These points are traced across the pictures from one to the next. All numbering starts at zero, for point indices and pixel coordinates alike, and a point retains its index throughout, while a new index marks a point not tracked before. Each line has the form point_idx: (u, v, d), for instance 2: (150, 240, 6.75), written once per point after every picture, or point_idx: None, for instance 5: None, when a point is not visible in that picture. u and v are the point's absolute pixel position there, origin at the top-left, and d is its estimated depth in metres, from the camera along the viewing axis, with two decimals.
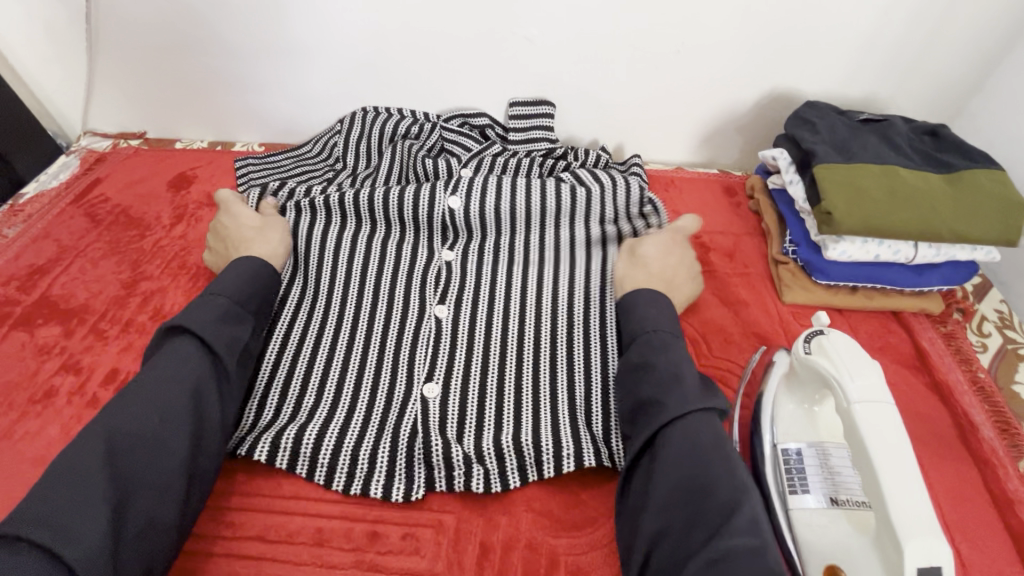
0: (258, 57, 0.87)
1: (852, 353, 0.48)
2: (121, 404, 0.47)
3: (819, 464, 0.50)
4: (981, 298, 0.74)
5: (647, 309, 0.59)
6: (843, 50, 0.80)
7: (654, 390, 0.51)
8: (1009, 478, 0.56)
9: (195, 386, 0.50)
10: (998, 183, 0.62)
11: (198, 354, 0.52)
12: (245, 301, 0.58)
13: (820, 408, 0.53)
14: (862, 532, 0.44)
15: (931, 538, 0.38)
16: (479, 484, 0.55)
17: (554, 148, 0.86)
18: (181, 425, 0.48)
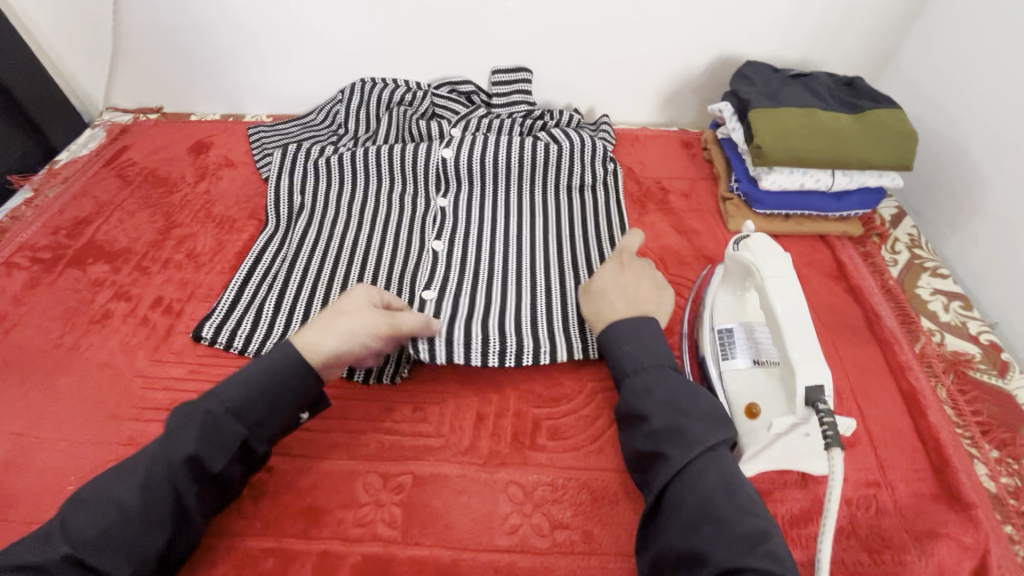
0: (265, 35, 0.97)
1: (769, 249, 0.61)
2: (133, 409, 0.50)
3: (746, 336, 0.63)
4: (896, 224, 0.88)
5: (624, 348, 0.56)
6: (778, 17, 0.92)
7: (646, 429, 0.51)
8: (905, 354, 0.69)
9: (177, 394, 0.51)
10: (896, 119, 0.75)
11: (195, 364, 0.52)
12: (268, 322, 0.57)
13: (749, 296, 0.66)
14: (771, 376, 0.58)
15: (817, 365, 0.51)
16: (473, 359, 0.65)
17: (533, 109, 0.97)
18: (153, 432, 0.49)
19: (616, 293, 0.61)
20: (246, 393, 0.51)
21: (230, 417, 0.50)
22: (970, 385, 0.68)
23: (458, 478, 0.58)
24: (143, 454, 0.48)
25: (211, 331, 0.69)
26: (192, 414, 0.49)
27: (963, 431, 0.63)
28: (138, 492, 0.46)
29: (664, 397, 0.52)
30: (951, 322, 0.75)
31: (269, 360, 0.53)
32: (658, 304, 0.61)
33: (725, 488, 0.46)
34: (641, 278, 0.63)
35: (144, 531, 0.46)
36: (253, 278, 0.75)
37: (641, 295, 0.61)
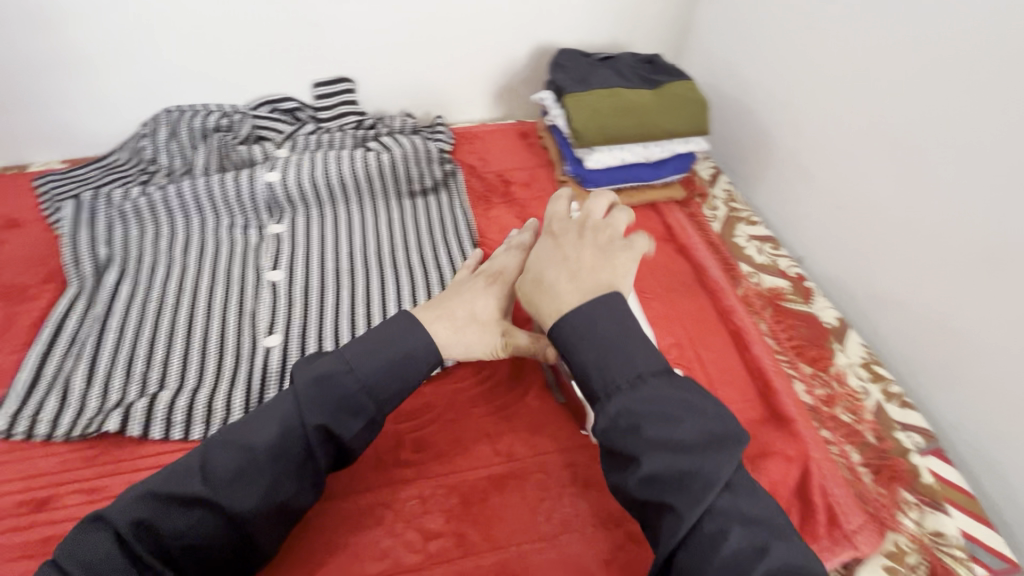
0: (38, 72, 0.86)
1: None
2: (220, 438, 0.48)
3: None
4: (713, 183, 0.98)
5: (583, 347, 0.48)
6: (581, 5, 0.98)
7: (641, 475, 0.44)
8: (729, 298, 0.77)
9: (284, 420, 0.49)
10: (687, 89, 0.83)
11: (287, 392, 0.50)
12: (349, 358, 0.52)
13: None
14: None
15: None
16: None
17: (364, 118, 0.95)
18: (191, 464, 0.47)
19: (556, 271, 0.53)
20: (362, 351, 0.52)
21: (356, 373, 0.51)
22: (784, 314, 0.77)
23: (321, 517, 0.55)
24: (287, 401, 0.50)
25: (5, 423, 0.60)
26: (316, 366, 0.51)
27: (781, 355, 0.72)
28: (279, 436, 0.48)
29: (674, 436, 0.44)
30: (764, 262, 0.84)
31: (391, 329, 0.54)
32: (613, 271, 0.53)
33: (747, 525, 0.42)
34: (597, 240, 0.56)
35: (286, 475, 0.48)
36: (54, 350, 0.65)
37: (585, 267, 0.53)
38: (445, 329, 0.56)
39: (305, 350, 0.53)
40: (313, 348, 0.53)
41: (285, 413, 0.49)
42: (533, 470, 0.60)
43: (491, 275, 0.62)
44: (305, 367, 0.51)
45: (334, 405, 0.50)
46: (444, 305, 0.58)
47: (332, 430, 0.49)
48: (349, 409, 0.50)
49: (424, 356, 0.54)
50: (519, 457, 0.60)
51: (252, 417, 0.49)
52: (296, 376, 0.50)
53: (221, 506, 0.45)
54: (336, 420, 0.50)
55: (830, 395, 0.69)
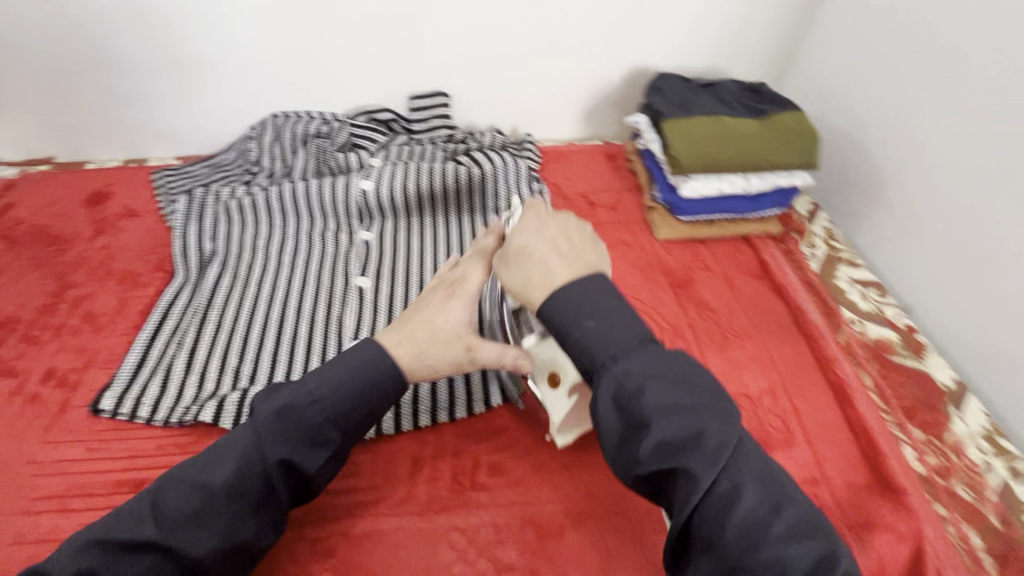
0: (165, 75, 0.92)
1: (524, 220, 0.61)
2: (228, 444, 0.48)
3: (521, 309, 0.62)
4: (812, 219, 0.92)
5: (585, 325, 0.46)
6: (683, 28, 0.96)
7: (651, 442, 0.41)
8: (831, 347, 0.71)
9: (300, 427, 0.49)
10: (798, 121, 0.79)
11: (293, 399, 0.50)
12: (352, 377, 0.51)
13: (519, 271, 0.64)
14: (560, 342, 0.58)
15: None
16: (405, 424, 0.62)
17: (454, 133, 0.97)
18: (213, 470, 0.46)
19: (545, 250, 0.51)
20: (332, 385, 0.49)
21: (321, 407, 0.48)
22: (892, 369, 0.71)
23: (396, 532, 0.55)
24: (240, 438, 0.47)
25: (112, 403, 0.63)
26: (286, 399, 0.48)
27: (889, 415, 0.66)
28: (236, 473, 0.46)
29: (689, 398, 0.43)
30: (870, 309, 0.78)
31: (362, 357, 0.51)
32: (599, 257, 0.52)
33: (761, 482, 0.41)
34: (564, 224, 0.53)
35: (244, 513, 0.46)
36: (160, 337, 0.69)
37: (577, 249, 0.51)
38: (411, 351, 0.52)
39: (363, 352, 0.51)
40: (343, 359, 0.51)
41: (241, 446, 0.47)
42: (611, 510, 0.57)
43: (452, 287, 0.56)
44: (265, 401, 0.49)
45: (287, 444, 0.48)
46: (414, 324, 0.54)
47: (299, 465, 0.48)
48: (304, 445, 0.48)
49: (389, 393, 0.51)
50: (597, 495, 0.58)
51: (203, 456, 0.47)
52: (257, 411, 0.48)
53: (173, 549, 0.43)
54: (312, 452, 0.49)
55: (945, 467, 0.62)
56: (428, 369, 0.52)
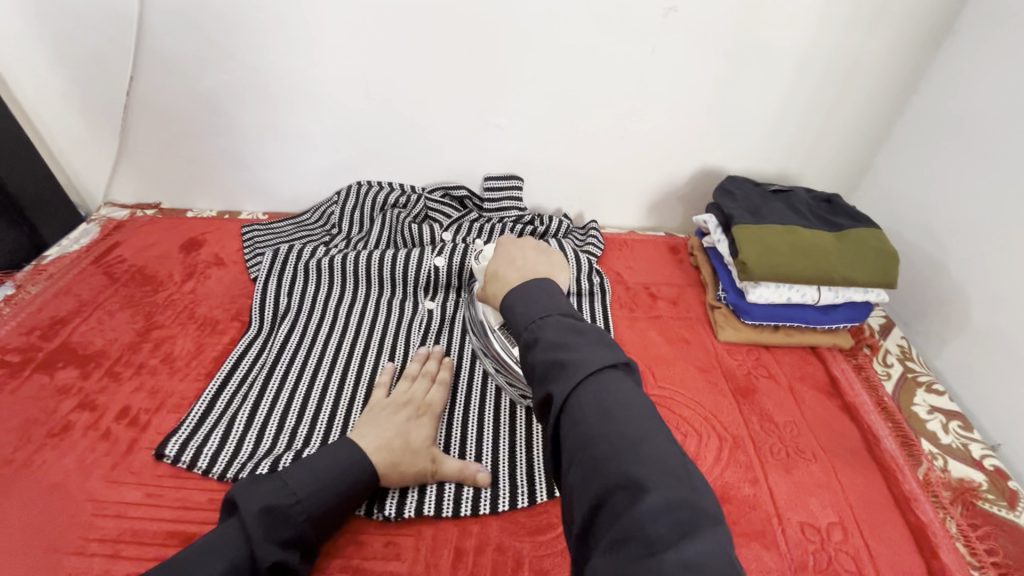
0: (269, 142, 1.01)
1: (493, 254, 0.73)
2: (221, 540, 0.50)
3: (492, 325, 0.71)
4: (885, 335, 0.88)
5: (565, 344, 0.45)
6: (756, 136, 0.98)
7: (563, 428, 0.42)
8: (909, 483, 0.66)
9: (287, 512, 0.53)
10: (874, 237, 0.79)
11: (276, 491, 0.54)
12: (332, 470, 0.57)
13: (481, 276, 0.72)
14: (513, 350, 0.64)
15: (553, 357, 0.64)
16: (447, 510, 0.61)
17: (523, 214, 1.01)
18: (213, 560, 0.49)
19: (505, 268, 0.60)
20: (315, 485, 0.55)
21: (304, 506, 0.54)
22: (981, 517, 0.64)
23: None
24: (230, 536, 0.51)
25: (175, 449, 0.65)
26: (270, 497, 0.53)
27: (980, 573, 0.59)
28: (227, 570, 0.48)
29: (594, 402, 0.41)
30: (953, 444, 0.72)
31: (346, 455, 0.59)
32: (552, 269, 0.61)
33: (641, 460, 0.37)
34: (524, 250, 0.63)
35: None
36: (227, 388, 0.72)
37: (529, 264, 0.60)
38: (387, 458, 0.60)
39: (344, 456, 0.58)
40: (321, 462, 0.57)
41: (232, 542, 0.50)
42: None
43: (419, 405, 0.68)
44: (250, 497, 0.52)
45: (274, 541, 0.51)
46: (388, 434, 0.62)
47: (286, 563, 0.51)
48: (287, 542, 0.52)
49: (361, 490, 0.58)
50: None
51: (191, 554, 0.49)
52: (244, 511, 0.51)
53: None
54: (290, 549, 0.53)
55: None
56: (399, 478, 0.61)
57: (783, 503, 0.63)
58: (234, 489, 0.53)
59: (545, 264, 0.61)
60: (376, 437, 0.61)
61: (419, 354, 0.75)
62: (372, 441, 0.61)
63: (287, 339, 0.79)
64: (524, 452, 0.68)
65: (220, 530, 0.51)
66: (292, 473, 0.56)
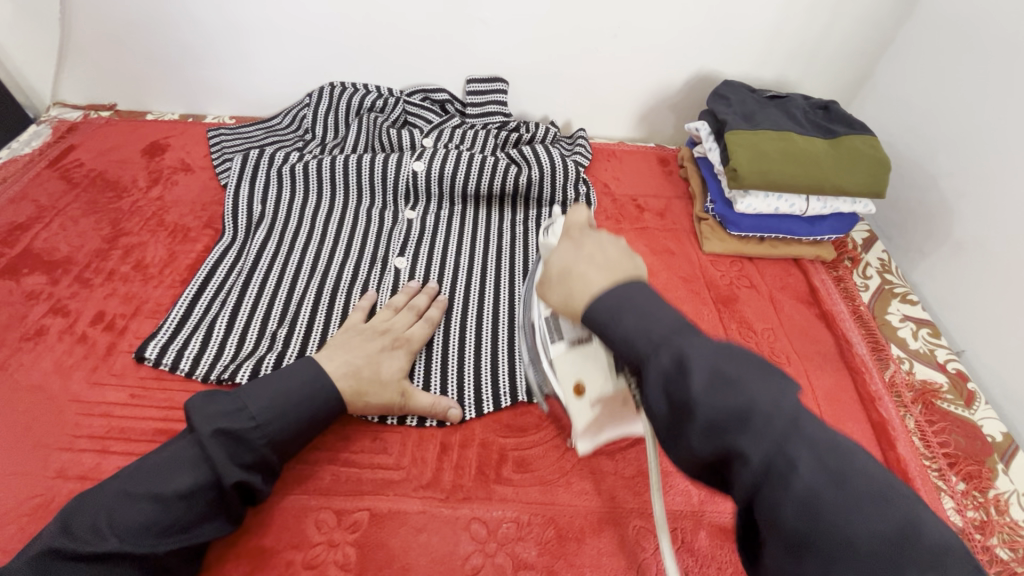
0: (229, 34, 0.92)
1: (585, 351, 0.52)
2: (183, 458, 0.50)
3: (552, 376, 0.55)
4: (867, 248, 0.89)
5: (625, 320, 0.41)
6: (757, 38, 0.92)
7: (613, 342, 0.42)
8: (875, 384, 0.69)
9: (246, 439, 0.51)
10: (868, 145, 0.77)
11: (239, 418, 0.51)
12: (304, 403, 0.55)
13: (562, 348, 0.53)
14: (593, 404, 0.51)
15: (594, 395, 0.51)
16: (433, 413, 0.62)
17: (508, 120, 0.96)
18: (173, 474, 0.49)
19: (582, 268, 0.47)
20: (276, 411, 0.53)
21: (263, 432, 0.52)
22: (938, 415, 0.68)
23: (419, 515, 0.55)
24: (189, 457, 0.50)
25: (155, 352, 0.64)
26: (223, 420, 0.51)
27: (931, 463, 0.63)
28: (193, 487, 0.48)
29: (708, 369, 0.36)
30: (920, 349, 0.75)
31: (306, 373, 0.57)
32: (635, 268, 0.47)
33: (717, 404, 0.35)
34: (604, 250, 0.48)
35: (202, 516, 0.49)
36: (205, 293, 0.70)
37: (611, 262, 0.47)
38: (353, 384, 0.58)
39: (313, 380, 0.56)
40: (290, 390, 0.55)
41: (190, 459, 0.50)
42: (634, 515, 0.57)
43: (398, 337, 0.64)
44: (206, 418, 0.51)
45: (235, 464, 0.50)
46: (358, 359, 0.60)
47: (250, 483, 0.51)
48: (250, 463, 0.51)
49: (328, 417, 0.57)
50: (621, 503, 0.57)
51: (156, 470, 0.49)
52: (199, 433, 0.50)
53: (136, 554, 0.45)
54: (253, 470, 0.52)
55: (985, 522, 0.59)
56: (365, 407, 0.59)
57: None
58: (198, 400, 0.52)
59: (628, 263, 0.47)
60: (342, 363, 0.59)
61: (408, 287, 0.71)
62: (330, 366, 0.58)
63: (264, 246, 0.77)
64: (508, 356, 0.67)
65: (184, 445, 0.50)
66: (257, 399, 0.53)
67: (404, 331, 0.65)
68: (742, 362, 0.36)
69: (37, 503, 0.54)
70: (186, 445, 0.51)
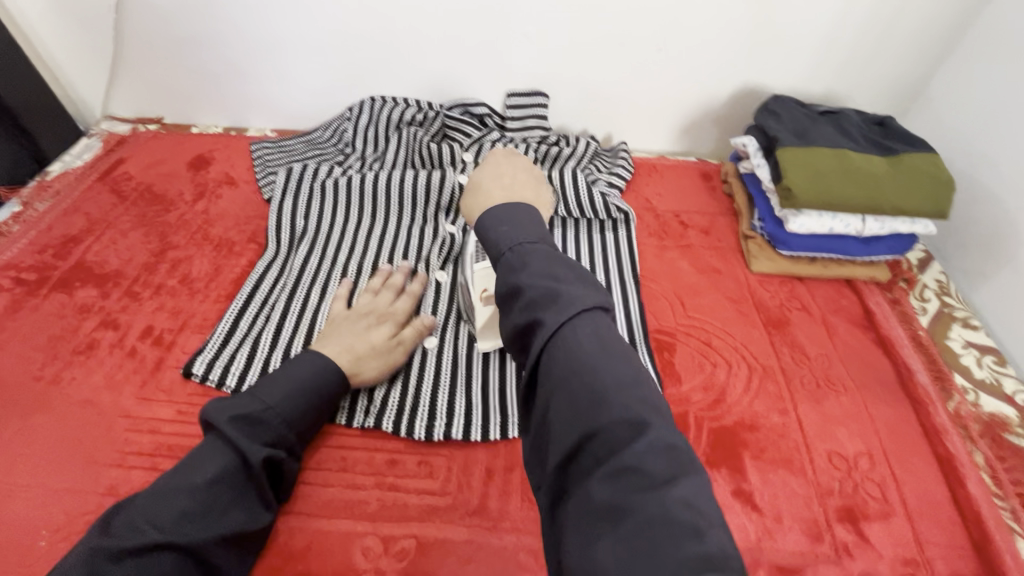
0: (274, 49, 0.93)
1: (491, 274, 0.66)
2: (204, 452, 0.51)
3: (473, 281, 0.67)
4: (923, 269, 0.85)
5: (499, 229, 0.47)
6: (806, 50, 0.90)
7: (522, 302, 0.42)
8: (939, 415, 0.66)
9: (264, 420, 0.53)
10: (929, 163, 0.74)
11: (251, 402, 0.54)
12: (312, 386, 0.57)
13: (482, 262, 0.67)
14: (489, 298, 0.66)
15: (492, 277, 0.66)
16: (477, 434, 0.61)
17: (548, 135, 0.95)
18: (199, 466, 0.49)
19: (490, 183, 0.60)
20: (286, 394, 0.55)
21: (276, 412, 0.54)
22: (1007, 451, 0.65)
23: (466, 544, 0.54)
24: (209, 448, 0.51)
25: (203, 368, 0.65)
26: (235, 408, 0.53)
27: (1003, 503, 0.60)
28: (222, 471, 0.49)
29: (577, 349, 0.38)
30: (986, 379, 0.71)
31: (305, 368, 0.58)
32: (537, 196, 0.60)
33: (606, 410, 0.36)
34: (511, 166, 0.62)
35: (236, 500, 0.50)
36: (250, 309, 0.71)
37: (517, 185, 0.60)
38: (351, 357, 0.61)
39: (315, 368, 0.58)
40: (292, 375, 0.57)
41: (214, 451, 0.51)
42: None
43: (380, 314, 0.67)
44: (217, 410, 0.52)
45: (257, 443, 0.52)
46: (348, 338, 0.62)
47: (275, 458, 0.52)
48: (271, 442, 0.53)
49: (332, 396, 0.59)
50: None
51: (179, 468, 0.50)
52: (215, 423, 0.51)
53: (180, 545, 0.45)
54: (276, 448, 0.53)
55: None
56: (369, 376, 0.62)
57: (812, 435, 0.63)
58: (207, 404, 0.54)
59: (537, 193, 0.60)
60: (336, 343, 0.61)
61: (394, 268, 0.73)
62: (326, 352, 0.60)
63: (307, 261, 0.77)
64: None
65: (203, 441, 0.52)
66: (262, 387, 0.55)
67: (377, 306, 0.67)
68: (641, 387, 0.38)
69: (90, 520, 0.54)
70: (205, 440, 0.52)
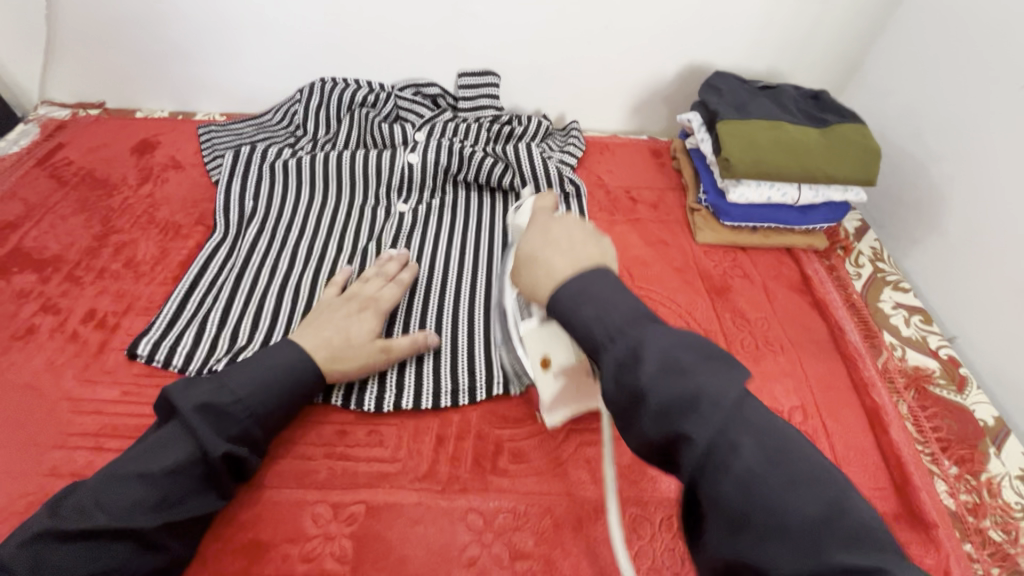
0: (219, 30, 0.91)
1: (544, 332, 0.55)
2: (166, 439, 0.50)
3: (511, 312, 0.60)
4: (859, 237, 0.89)
5: (583, 310, 0.43)
6: (747, 29, 0.93)
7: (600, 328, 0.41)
8: (868, 370, 0.69)
9: (231, 414, 0.52)
10: (859, 134, 0.77)
11: (222, 394, 0.53)
12: (285, 380, 0.56)
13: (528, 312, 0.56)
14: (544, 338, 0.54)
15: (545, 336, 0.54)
16: (427, 402, 0.62)
17: (501, 114, 0.95)
18: (159, 454, 0.49)
19: (546, 252, 0.49)
20: (255, 385, 0.54)
21: (244, 405, 0.53)
22: (930, 401, 0.68)
23: (415, 507, 0.55)
24: (174, 435, 0.50)
25: (147, 348, 0.64)
26: (205, 396, 0.52)
27: (924, 448, 0.64)
28: (180, 461, 0.49)
29: (678, 348, 0.38)
30: (912, 336, 0.76)
31: (281, 359, 0.57)
32: (602, 251, 0.48)
33: (739, 421, 0.35)
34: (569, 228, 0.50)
35: (192, 491, 0.49)
36: (197, 290, 0.70)
37: (574, 244, 0.49)
38: (328, 352, 0.59)
39: (287, 358, 0.57)
40: (265, 366, 0.56)
41: (176, 438, 0.50)
42: (629, 503, 0.57)
43: (365, 301, 0.65)
44: (185, 396, 0.51)
45: (221, 436, 0.51)
46: (327, 331, 0.60)
47: (237, 454, 0.51)
48: (236, 436, 0.52)
49: (306, 391, 0.58)
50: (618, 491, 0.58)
51: (139, 453, 0.49)
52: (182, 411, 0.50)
53: (128, 532, 0.45)
54: (240, 443, 0.52)
55: (977, 505, 0.60)
56: (343, 372, 0.59)
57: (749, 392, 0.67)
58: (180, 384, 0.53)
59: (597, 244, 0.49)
60: (313, 338, 0.60)
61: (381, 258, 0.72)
62: (304, 347, 0.59)
63: (256, 240, 0.77)
64: (501, 341, 0.68)
65: (168, 427, 0.51)
66: (236, 378, 0.54)
67: (368, 295, 0.66)
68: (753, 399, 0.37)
69: (30, 501, 0.53)
70: (171, 425, 0.51)
